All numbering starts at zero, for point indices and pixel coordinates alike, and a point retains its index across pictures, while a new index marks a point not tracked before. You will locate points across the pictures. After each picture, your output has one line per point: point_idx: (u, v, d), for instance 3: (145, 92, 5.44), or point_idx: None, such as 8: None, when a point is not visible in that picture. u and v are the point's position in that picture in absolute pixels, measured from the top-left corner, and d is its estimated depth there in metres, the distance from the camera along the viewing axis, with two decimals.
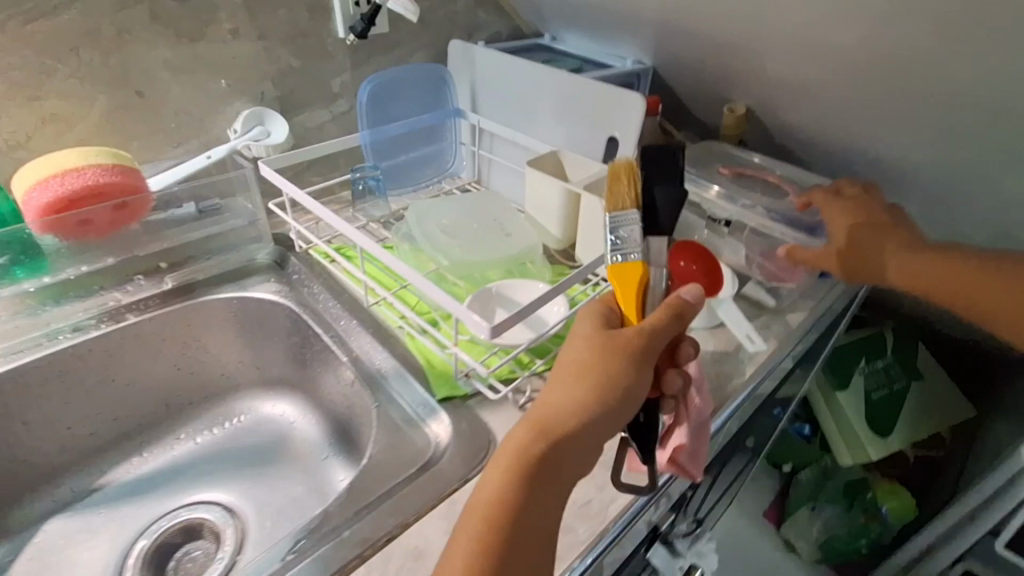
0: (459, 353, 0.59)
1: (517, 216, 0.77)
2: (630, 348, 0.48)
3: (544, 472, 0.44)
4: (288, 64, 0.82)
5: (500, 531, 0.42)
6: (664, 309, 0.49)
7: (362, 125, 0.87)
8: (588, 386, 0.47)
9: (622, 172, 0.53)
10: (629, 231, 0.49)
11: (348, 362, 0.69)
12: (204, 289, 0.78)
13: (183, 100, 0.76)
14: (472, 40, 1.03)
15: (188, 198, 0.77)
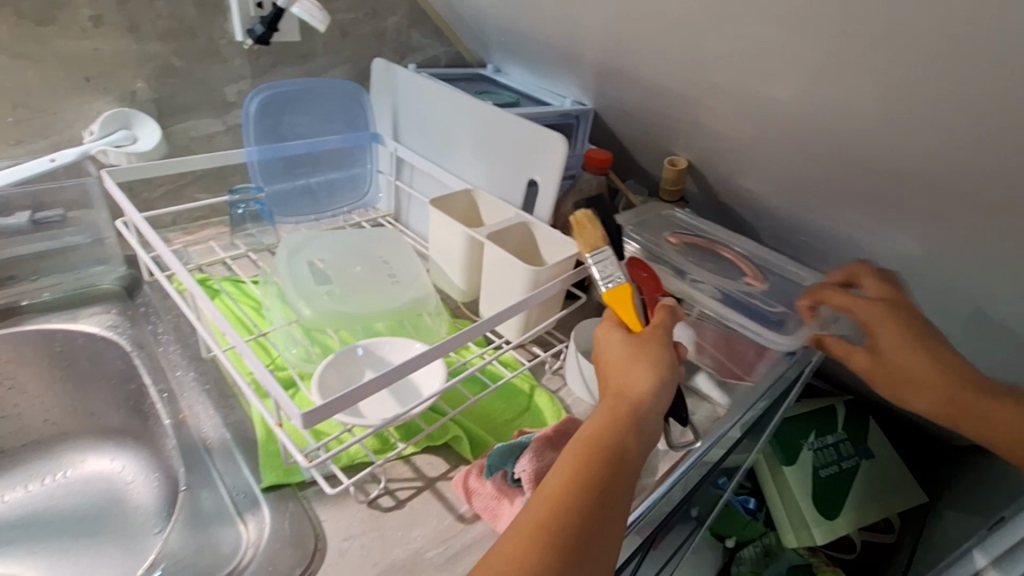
0: (281, 436, 0.45)
1: (412, 262, 0.67)
2: (663, 337, 0.48)
3: (628, 446, 0.41)
4: (168, 63, 0.72)
5: (592, 502, 0.38)
6: (663, 309, 0.50)
7: (251, 140, 0.76)
8: (645, 367, 0.45)
9: (583, 219, 0.56)
10: (605, 268, 0.53)
11: (172, 426, 0.55)
12: (26, 316, 0.66)
13: (26, 91, 0.65)
14: (404, 62, 0.94)
15: (24, 205, 0.64)
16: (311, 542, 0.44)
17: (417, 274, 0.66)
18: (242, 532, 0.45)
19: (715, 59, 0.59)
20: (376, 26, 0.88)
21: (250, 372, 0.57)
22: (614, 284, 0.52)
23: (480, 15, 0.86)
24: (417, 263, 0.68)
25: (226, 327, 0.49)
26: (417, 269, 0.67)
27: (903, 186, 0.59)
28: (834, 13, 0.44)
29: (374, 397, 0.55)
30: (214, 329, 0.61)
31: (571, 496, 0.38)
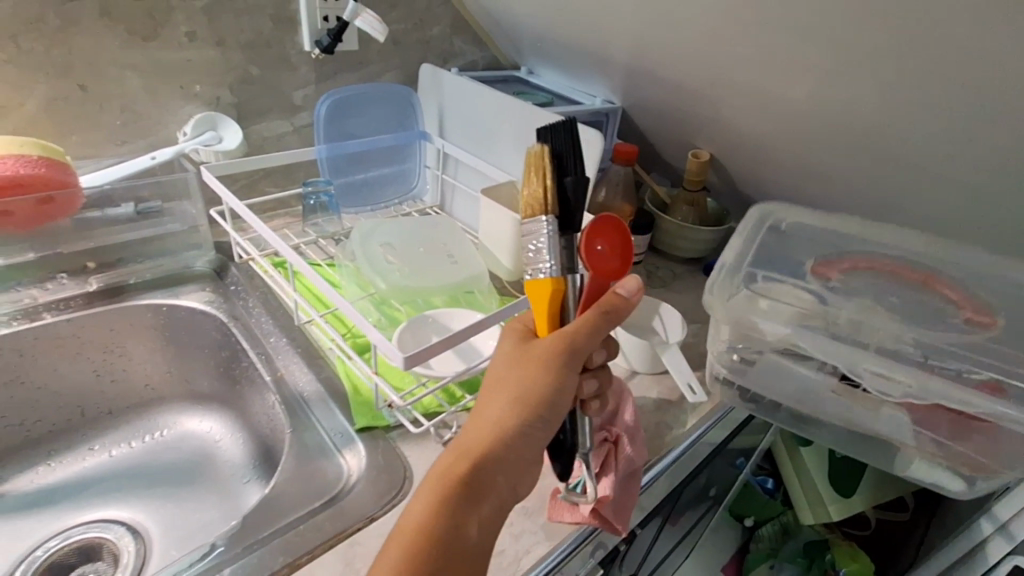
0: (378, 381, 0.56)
1: (466, 244, 0.77)
2: (551, 355, 0.45)
3: (486, 480, 0.41)
4: (247, 72, 0.82)
5: (437, 551, 0.37)
6: (591, 309, 0.45)
7: (319, 139, 0.86)
8: (511, 399, 0.44)
9: (532, 162, 0.46)
10: (540, 243, 0.45)
11: (271, 382, 0.64)
12: (133, 293, 0.75)
13: (133, 98, 0.74)
14: (447, 66, 1.02)
15: (127, 198, 0.73)
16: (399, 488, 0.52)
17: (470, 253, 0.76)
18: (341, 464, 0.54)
19: (739, 63, 0.67)
20: (423, 35, 0.96)
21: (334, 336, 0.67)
22: (538, 273, 0.46)
23: (517, 24, 0.95)
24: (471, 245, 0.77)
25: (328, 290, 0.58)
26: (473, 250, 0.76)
27: (907, 173, 0.66)
28: (838, 22, 0.52)
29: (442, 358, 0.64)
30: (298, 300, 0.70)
31: (420, 544, 0.37)
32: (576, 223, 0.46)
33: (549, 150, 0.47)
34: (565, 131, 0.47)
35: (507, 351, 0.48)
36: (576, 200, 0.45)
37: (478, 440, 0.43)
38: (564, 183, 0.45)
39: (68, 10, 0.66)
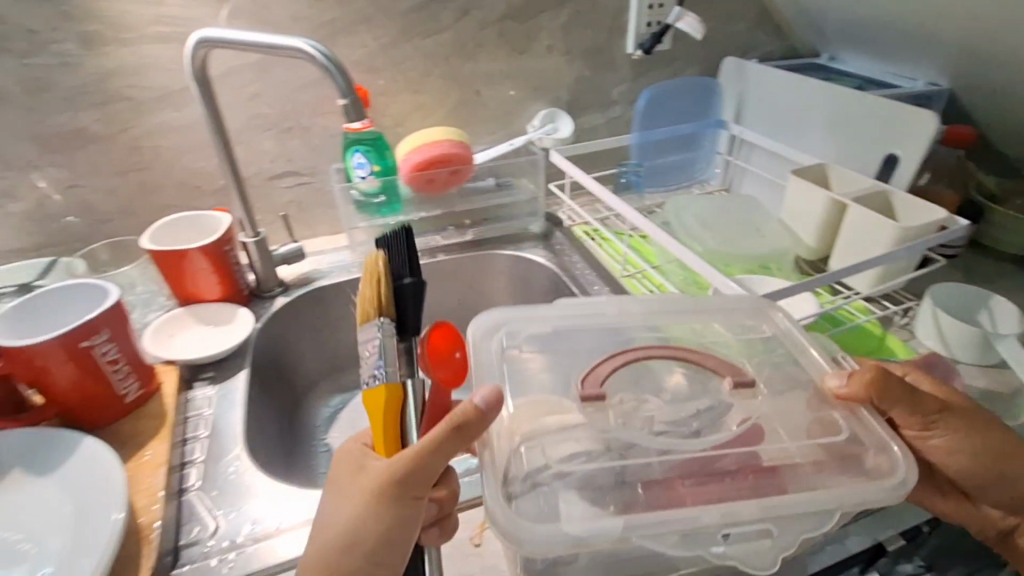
0: None
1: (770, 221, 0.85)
2: (378, 491, 0.42)
3: None
4: (582, 73, 1.00)
5: None
6: (442, 423, 0.40)
7: (634, 127, 1.01)
8: (350, 504, 0.42)
9: (371, 269, 0.52)
10: (385, 330, 0.47)
11: None
12: (490, 246, 0.98)
13: (504, 98, 0.98)
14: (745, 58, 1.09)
15: (491, 174, 0.97)
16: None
17: (774, 229, 0.85)
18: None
19: None
20: (729, 30, 1.04)
21: (650, 288, 0.83)
22: (382, 378, 0.45)
23: (828, 14, 0.96)
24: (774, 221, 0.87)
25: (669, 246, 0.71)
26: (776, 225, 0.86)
27: None
28: None
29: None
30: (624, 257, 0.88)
31: None
32: (408, 333, 0.52)
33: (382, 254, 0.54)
34: (401, 237, 0.58)
35: (337, 488, 0.45)
36: (410, 318, 0.52)
37: (337, 540, 0.42)
38: (405, 290, 0.52)
39: (480, 35, 0.91)
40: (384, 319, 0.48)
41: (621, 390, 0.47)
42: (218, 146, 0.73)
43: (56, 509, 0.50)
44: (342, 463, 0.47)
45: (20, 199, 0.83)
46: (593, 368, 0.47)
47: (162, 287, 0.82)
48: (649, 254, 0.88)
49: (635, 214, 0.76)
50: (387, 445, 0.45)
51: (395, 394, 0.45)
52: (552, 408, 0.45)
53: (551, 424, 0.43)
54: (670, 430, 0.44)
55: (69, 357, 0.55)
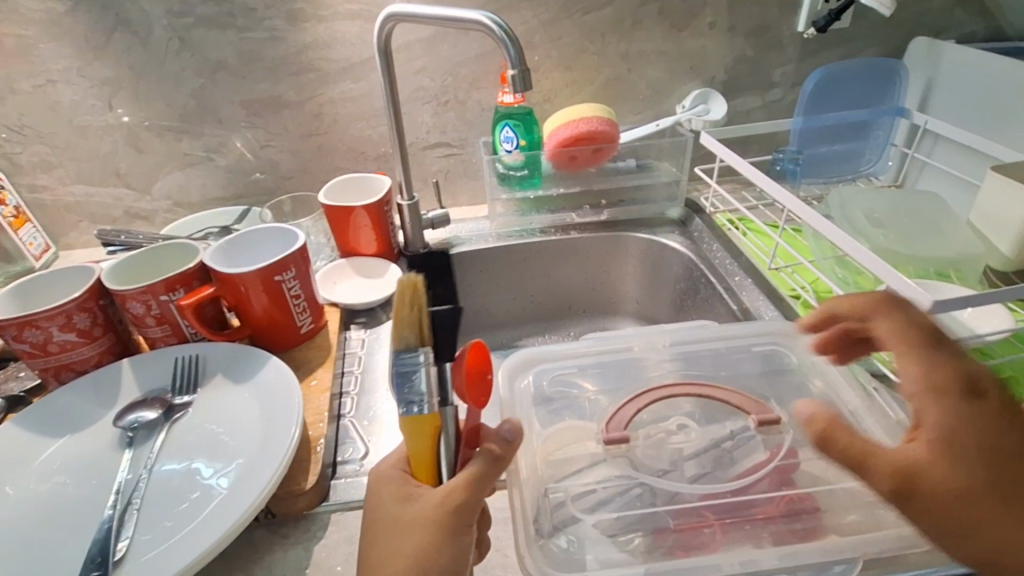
0: None
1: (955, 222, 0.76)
2: (432, 526, 0.39)
3: None
4: (742, 54, 0.96)
5: None
6: (478, 453, 0.41)
7: (798, 111, 0.93)
8: (403, 549, 0.39)
9: None
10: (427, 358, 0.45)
11: (737, 312, 0.78)
12: (624, 228, 0.96)
13: (655, 78, 0.96)
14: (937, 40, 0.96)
15: (632, 155, 0.95)
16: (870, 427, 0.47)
17: (959, 231, 0.75)
18: (813, 380, 0.53)
19: None
20: (922, 7, 0.93)
21: (800, 286, 0.77)
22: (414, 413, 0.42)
23: None
24: (963, 224, 0.76)
25: (835, 237, 0.65)
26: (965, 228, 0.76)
27: None
28: None
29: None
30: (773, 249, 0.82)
31: None
32: None
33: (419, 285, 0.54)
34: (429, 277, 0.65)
35: (382, 516, 0.42)
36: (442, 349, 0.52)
37: None
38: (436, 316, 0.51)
39: (639, 13, 0.90)
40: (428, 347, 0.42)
41: (653, 426, 0.49)
42: (392, 112, 0.81)
43: (249, 412, 0.59)
44: (385, 493, 0.43)
45: (226, 154, 0.98)
46: (614, 415, 0.50)
47: (327, 239, 0.92)
48: (802, 250, 0.81)
49: (794, 201, 0.73)
50: (423, 470, 0.43)
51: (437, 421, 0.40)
52: (586, 436, 0.49)
53: (587, 450, 0.48)
54: (695, 464, 0.46)
55: (264, 287, 0.65)
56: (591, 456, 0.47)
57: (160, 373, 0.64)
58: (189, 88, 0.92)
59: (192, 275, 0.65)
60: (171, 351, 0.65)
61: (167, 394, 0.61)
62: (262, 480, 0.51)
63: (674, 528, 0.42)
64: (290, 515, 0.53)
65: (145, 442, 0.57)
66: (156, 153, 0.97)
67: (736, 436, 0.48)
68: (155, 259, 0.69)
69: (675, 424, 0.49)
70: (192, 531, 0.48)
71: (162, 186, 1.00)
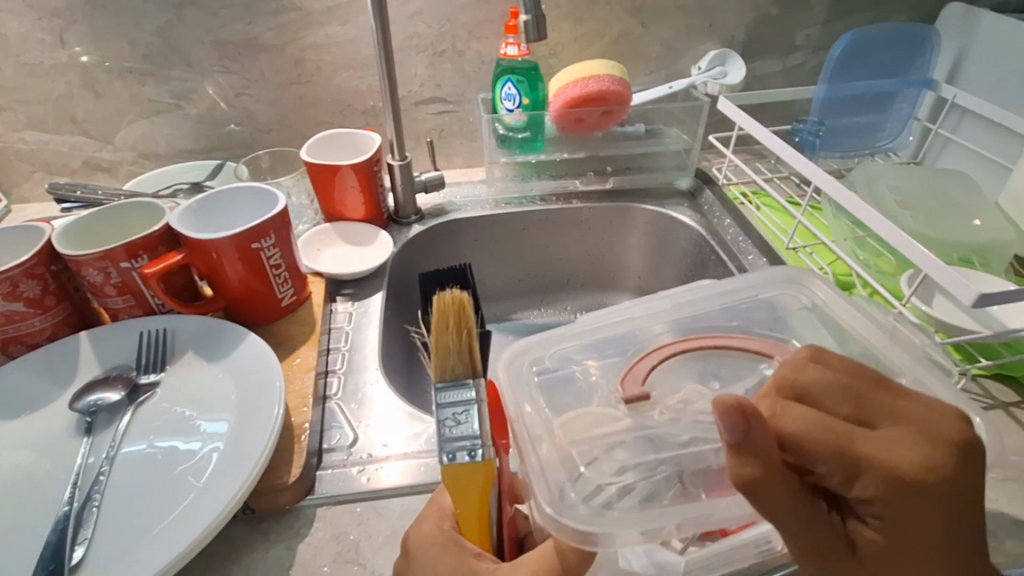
0: (908, 315, 0.58)
1: (985, 205, 0.73)
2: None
3: None
4: (766, 12, 0.88)
5: None
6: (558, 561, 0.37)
7: (822, 78, 0.87)
8: None
9: (445, 312, 0.41)
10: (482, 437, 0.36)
11: None
12: (631, 198, 0.91)
13: (671, 35, 0.89)
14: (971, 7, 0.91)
15: (641, 120, 0.88)
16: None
17: (986, 213, 0.72)
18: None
19: None
20: None
21: (817, 267, 0.73)
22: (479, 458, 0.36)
23: None
24: (990, 208, 0.73)
25: (866, 216, 0.61)
26: (993, 212, 0.72)
27: None
28: None
29: (947, 306, 0.62)
30: (792, 227, 0.77)
31: None
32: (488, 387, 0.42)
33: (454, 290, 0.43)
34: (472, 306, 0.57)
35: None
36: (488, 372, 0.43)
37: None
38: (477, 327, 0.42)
39: None
40: (479, 380, 0.39)
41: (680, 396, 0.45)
42: (383, 61, 0.73)
43: (224, 392, 0.54)
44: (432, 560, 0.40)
45: (196, 101, 0.89)
46: (628, 373, 0.46)
47: (310, 200, 0.84)
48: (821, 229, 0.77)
49: (822, 176, 0.67)
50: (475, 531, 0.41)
51: (489, 474, 0.37)
52: (605, 420, 0.43)
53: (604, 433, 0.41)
54: None
55: (239, 255, 0.58)
56: (622, 440, 0.41)
57: (123, 347, 0.58)
58: (153, 24, 0.82)
59: (157, 240, 0.58)
60: (136, 323, 0.59)
61: (133, 372, 0.55)
62: (239, 475, 0.45)
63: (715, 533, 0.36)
64: (271, 510, 0.49)
65: (106, 428, 0.51)
66: (117, 98, 0.87)
67: None
68: (115, 220, 0.62)
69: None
70: (162, 530, 0.43)
71: (125, 135, 0.91)
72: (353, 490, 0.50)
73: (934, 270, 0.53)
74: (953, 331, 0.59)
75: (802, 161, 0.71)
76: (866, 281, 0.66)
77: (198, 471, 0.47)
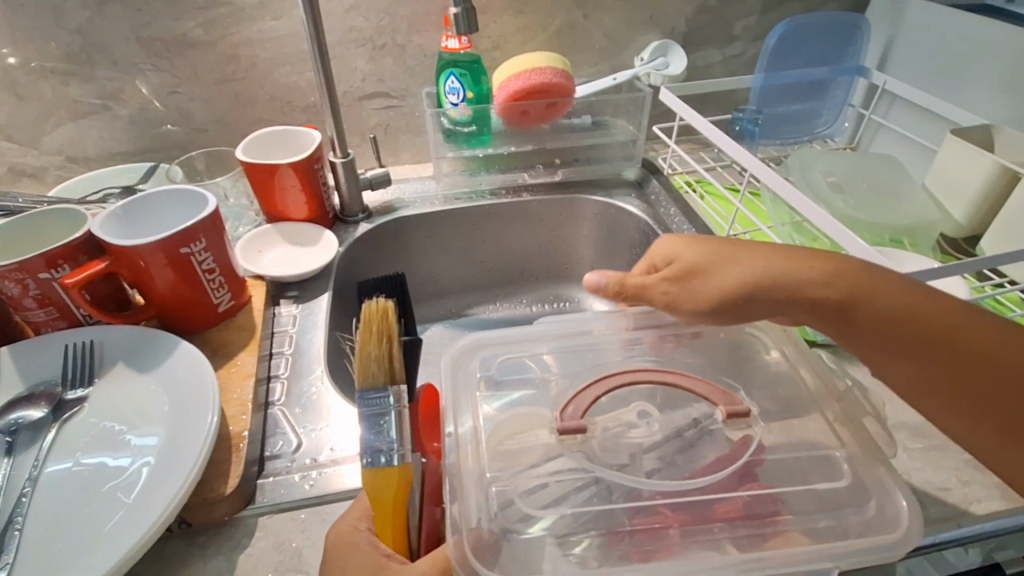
0: None
1: (913, 187, 0.77)
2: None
3: None
4: (705, 3, 0.90)
5: None
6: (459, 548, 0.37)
7: (760, 66, 0.89)
8: None
9: (372, 322, 0.47)
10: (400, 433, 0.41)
11: None
12: (580, 190, 0.91)
13: (613, 26, 0.89)
14: None
15: (587, 111, 0.88)
16: (820, 405, 0.46)
17: (914, 195, 0.75)
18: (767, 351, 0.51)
19: None
20: None
21: None
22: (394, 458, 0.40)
23: None
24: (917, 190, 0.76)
25: (797, 202, 0.63)
26: (921, 195, 0.76)
27: None
28: None
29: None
30: (732, 214, 0.79)
31: None
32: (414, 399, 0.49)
33: (383, 302, 0.49)
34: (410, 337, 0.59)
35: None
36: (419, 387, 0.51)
37: None
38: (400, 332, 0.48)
39: None
40: (399, 384, 0.44)
41: (610, 413, 0.46)
42: (319, 56, 0.71)
43: (156, 404, 0.52)
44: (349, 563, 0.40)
45: (126, 101, 0.85)
46: (573, 406, 0.45)
47: (251, 201, 0.82)
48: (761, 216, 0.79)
49: (757, 163, 0.69)
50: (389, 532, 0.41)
51: (404, 473, 0.40)
52: (537, 424, 0.45)
53: (540, 439, 0.44)
54: (655, 458, 0.43)
55: (169, 261, 0.56)
56: (545, 448, 0.43)
57: (47, 363, 0.55)
58: (73, 21, 0.78)
59: (78, 249, 0.55)
60: (60, 337, 0.56)
61: (58, 388, 0.53)
62: (171, 489, 0.44)
63: (627, 529, 0.39)
64: (209, 523, 0.47)
65: (28, 448, 0.48)
66: (38, 99, 0.82)
67: (697, 424, 0.45)
68: (33, 229, 0.58)
69: (631, 415, 0.46)
70: (88, 551, 0.41)
71: (51, 139, 0.86)
72: (296, 497, 0.49)
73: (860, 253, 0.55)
74: None
75: (739, 149, 0.73)
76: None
77: (127, 487, 0.45)
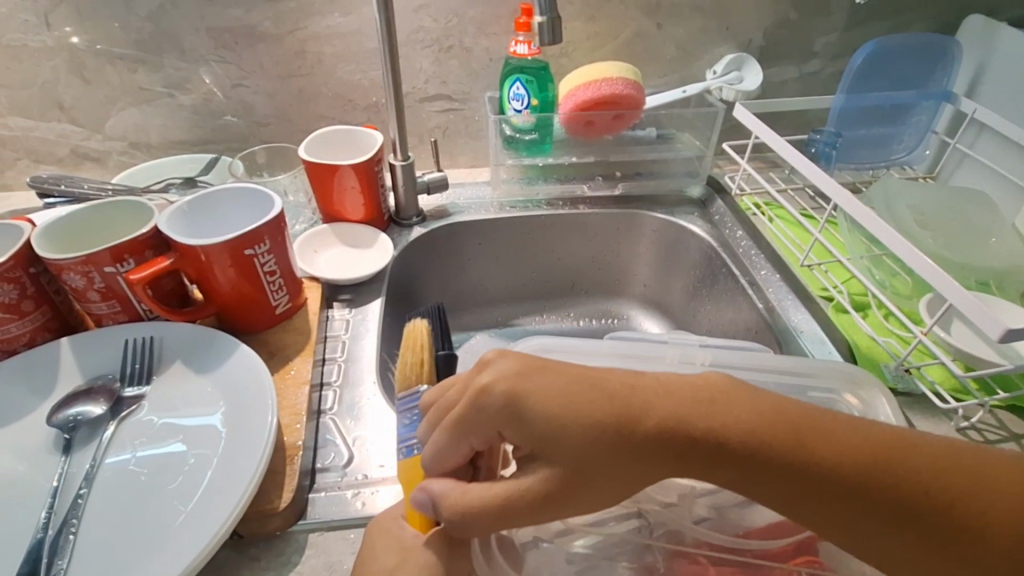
0: (928, 344, 0.55)
1: (1005, 226, 0.71)
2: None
3: None
4: (786, 17, 0.85)
5: None
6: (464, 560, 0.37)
7: (841, 87, 0.84)
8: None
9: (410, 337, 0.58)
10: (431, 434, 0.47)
11: (761, 309, 0.72)
12: (640, 206, 0.88)
13: (687, 36, 0.86)
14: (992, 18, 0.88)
15: (652, 123, 0.85)
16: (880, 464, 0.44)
17: (1008, 233, 0.70)
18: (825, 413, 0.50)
19: None
20: None
21: (832, 285, 0.71)
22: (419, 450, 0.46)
23: None
24: (1011, 230, 0.71)
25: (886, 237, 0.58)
26: (1010, 234, 0.70)
27: None
28: None
29: (967, 334, 0.59)
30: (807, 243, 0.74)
31: None
32: None
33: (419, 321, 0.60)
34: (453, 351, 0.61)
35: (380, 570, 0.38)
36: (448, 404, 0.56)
37: None
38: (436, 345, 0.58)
39: None
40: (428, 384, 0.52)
41: None
42: (388, 56, 0.69)
43: (213, 407, 0.51)
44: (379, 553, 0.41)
45: (190, 91, 0.85)
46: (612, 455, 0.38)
47: (308, 198, 0.81)
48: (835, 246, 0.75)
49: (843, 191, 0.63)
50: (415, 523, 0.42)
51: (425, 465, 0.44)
52: None
53: None
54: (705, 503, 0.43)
55: (232, 262, 0.55)
56: None
57: (108, 356, 0.55)
58: (145, 9, 0.78)
59: (144, 244, 0.54)
60: (121, 330, 0.56)
61: (117, 383, 0.53)
62: (227, 501, 0.43)
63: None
64: (260, 535, 0.46)
65: (88, 444, 0.48)
66: (106, 84, 0.83)
67: None
68: (99, 219, 0.58)
69: None
70: (144, 561, 0.40)
71: (115, 124, 0.87)
72: (347, 516, 0.48)
73: (956, 298, 0.51)
74: (972, 361, 0.57)
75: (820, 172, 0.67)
76: (883, 302, 0.63)
77: (184, 494, 0.44)
